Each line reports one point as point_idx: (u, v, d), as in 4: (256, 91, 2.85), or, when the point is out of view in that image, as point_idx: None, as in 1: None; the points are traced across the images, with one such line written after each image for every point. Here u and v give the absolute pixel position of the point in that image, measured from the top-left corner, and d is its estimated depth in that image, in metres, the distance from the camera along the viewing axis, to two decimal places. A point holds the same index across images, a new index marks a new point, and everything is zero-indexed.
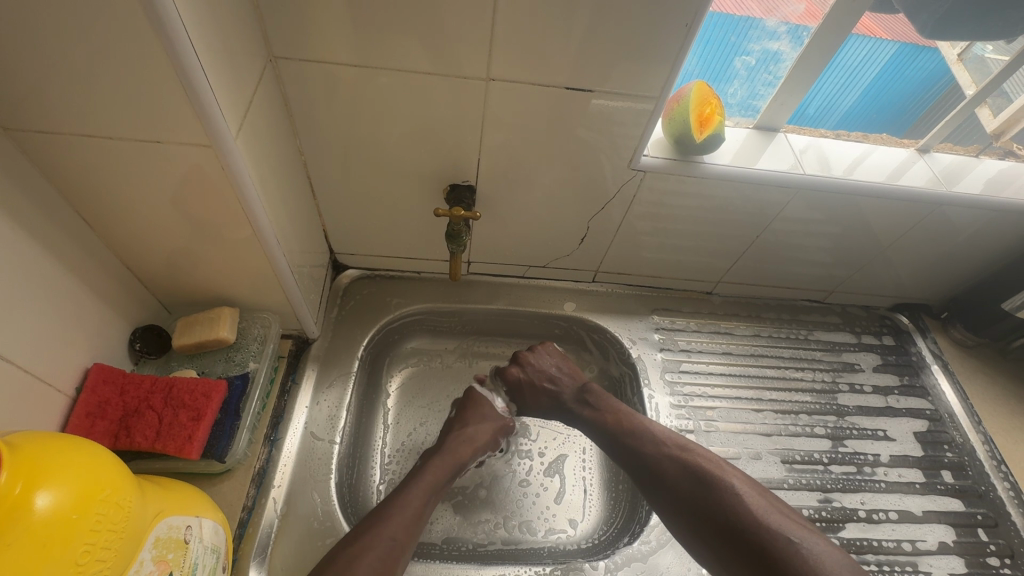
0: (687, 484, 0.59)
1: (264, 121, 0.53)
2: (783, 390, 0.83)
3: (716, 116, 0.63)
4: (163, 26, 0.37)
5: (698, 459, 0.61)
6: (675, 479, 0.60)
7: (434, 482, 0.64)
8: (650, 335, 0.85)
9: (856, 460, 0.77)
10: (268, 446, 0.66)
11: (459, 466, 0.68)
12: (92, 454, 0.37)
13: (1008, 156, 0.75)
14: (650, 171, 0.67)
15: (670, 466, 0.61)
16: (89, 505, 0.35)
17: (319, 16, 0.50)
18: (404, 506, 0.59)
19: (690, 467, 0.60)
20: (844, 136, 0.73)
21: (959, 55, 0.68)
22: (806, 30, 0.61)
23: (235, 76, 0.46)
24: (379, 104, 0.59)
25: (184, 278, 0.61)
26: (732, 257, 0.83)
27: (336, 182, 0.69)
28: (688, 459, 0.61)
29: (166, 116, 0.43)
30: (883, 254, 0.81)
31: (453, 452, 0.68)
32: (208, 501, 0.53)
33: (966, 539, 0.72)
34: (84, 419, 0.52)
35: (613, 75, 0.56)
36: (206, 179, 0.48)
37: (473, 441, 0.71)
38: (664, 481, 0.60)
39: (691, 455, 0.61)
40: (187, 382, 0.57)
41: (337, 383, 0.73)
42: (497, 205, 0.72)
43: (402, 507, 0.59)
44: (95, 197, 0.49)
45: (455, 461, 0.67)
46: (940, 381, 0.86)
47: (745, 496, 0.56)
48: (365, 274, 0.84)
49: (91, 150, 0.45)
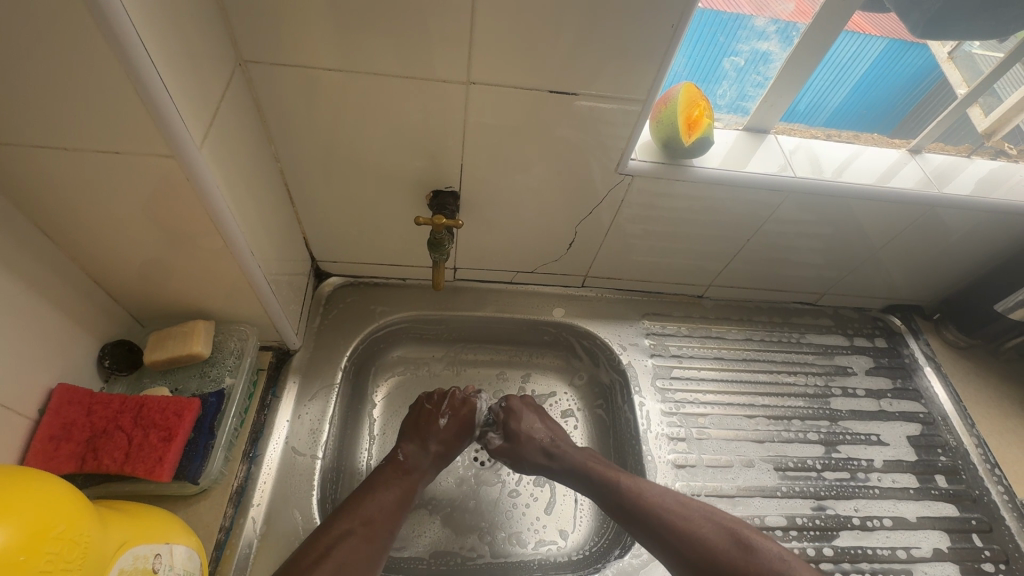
0: (726, 546, 0.57)
1: (234, 128, 0.51)
2: (776, 395, 0.82)
3: (704, 118, 0.62)
4: (113, 31, 0.35)
5: (731, 521, 0.60)
6: (714, 543, 0.58)
7: (404, 497, 0.64)
8: (641, 340, 0.84)
9: (849, 466, 0.76)
10: (247, 463, 0.63)
11: (424, 482, 0.68)
12: (47, 488, 0.35)
13: (999, 156, 0.74)
14: (638, 175, 0.65)
15: (704, 527, 0.59)
16: (40, 544, 0.33)
17: (289, 18, 0.48)
18: (376, 520, 0.60)
19: (727, 526, 0.59)
20: (835, 136, 0.72)
21: (949, 53, 0.67)
22: (795, 29, 0.59)
23: (198, 81, 0.44)
24: (356, 109, 0.57)
25: (155, 291, 0.58)
26: (723, 260, 0.81)
27: (315, 189, 0.66)
28: (720, 520, 0.60)
29: (123, 125, 0.40)
30: (876, 255, 0.80)
31: (422, 466, 0.68)
32: (183, 524, 0.51)
33: (961, 545, 0.71)
34: (48, 443, 0.50)
35: (597, 76, 0.55)
36: (171, 190, 0.46)
37: (440, 459, 0.70)
38: (698, 543, 0.58)
39: (720, 516, 0.60)
40: (158, 400, 0.56)
41: (319, 396, 0.71)
42: (482, 210, 0.70)
43: (372, 521, 0.60)
44: (54, 210, 0.47)
45: (422, 475, 0.68)
46: (932, 383, 0.85)
47: (793, 562, 0.56)
48: (348, 281, 0.82)
49: (48, 163, 0.43)
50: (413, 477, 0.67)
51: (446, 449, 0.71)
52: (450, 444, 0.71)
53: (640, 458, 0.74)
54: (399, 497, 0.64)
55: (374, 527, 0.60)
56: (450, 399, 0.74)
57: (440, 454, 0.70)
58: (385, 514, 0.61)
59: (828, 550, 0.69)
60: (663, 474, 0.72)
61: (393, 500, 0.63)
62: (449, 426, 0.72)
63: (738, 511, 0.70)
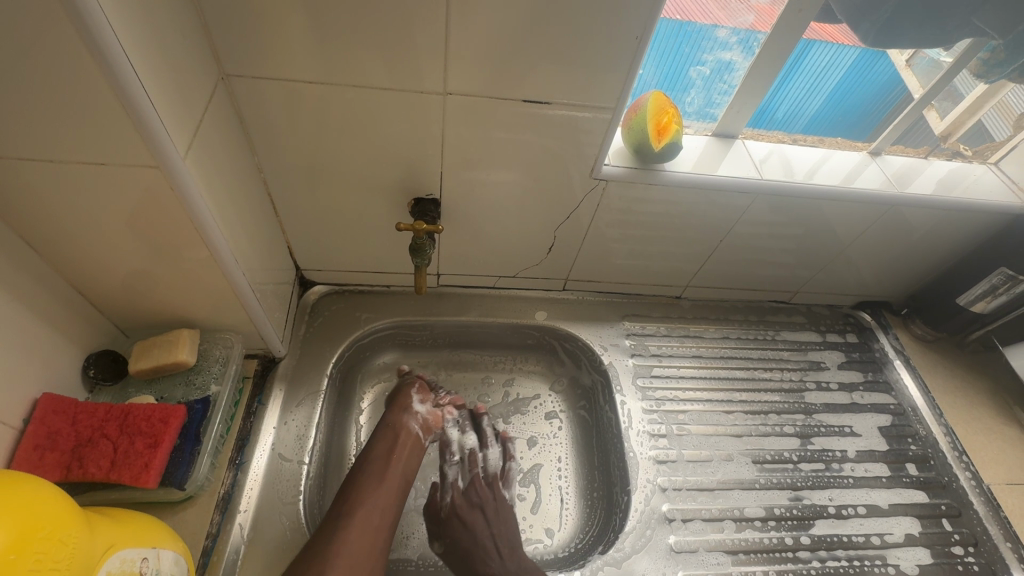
0: None
1: (217, 138, 0.53)
2: (752, 391, 0.84)
3: (673, 125, 0.64)
4: (100, 48, 0.36)
5: None
6: None
7: (399, 478, 0.66)
8: (622, 341, 0.86)
9: (824, 457, 0.79)
10: (234, 470, 0.64)
11: (386, 442, 0.68)
12: (34, 491, 0.36)
13: (955, 157, 0.78)
14: (612, 180, 0.68)
15: None
16: (29, 543, 0.34)
17: (270, 34, 0.50)
18: (368, 513, 0.60)
19: None
20: (803, 141, 0.75)
21: (908, 61, 0.70)
22: (756, 39, 0.63)
23: (181, 95, 0.46)
24: (337, 121, 0.59)
25: (139, 301, 0.59)
26: (699, 261, 0.84)
27: (299, 200, 0.68)
28: None
29: (108, 137, 0.42)
30: (844, 254, 0.83)
31: (377, 439, 0.69)
32: (170, 531, 0.52)
33: (931, 530, 0.74)
34: (33, 452, 0.51)
35: (569, 84, 0.57)
36: (155, 199, 0.47)
37: (394, 426, 0.70)
38: None
39: None
40: (144, 407, 0.57)
41: (305, 403, 0.72)
42: (464, 216, 0.72)
43: (354, 512, 0.59)
44: (39, 223, 0.48)
45: (382, 441, 0.68)
46: (902, 375, 0.89)
47: None
48: (333, 290, 0.83)
49: (33, 176, 0.44)
50: (374, 451, 0.67)
51: (395, 421, 0.71)
52: (404, 423, 0.71)
53: (622, 455, 0.76)
54: (376, 471, 0.65)
55: (369, 519, 0.60)
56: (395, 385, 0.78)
57: (389, 425, 0.70)
58: (378, 511, 0.61)
59: (805, 538, 0.71)
60: (644, 470, 0.74)
61: (384, 487, 0.64)
62: (392, 412, 0.73)
63: (718, 503, 0.72)
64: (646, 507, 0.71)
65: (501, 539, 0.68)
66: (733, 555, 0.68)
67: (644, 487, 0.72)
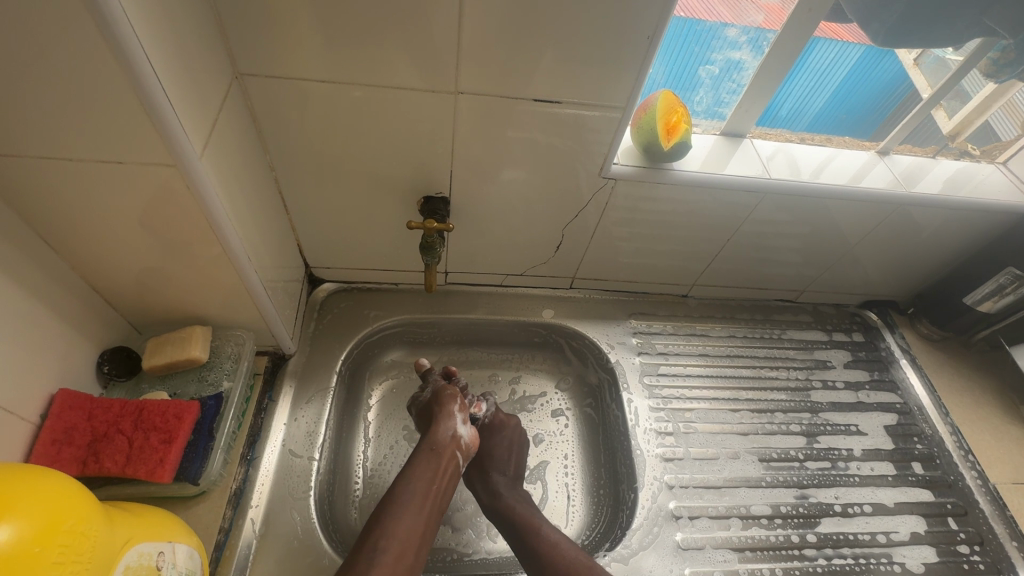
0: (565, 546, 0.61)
1: (231, 137, 0.53)
2: (759, 389, 0.85)
3: (682, 124, 0.64)
4: (121, 48, 0.37)
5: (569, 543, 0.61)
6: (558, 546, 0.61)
7: (434, 510, 0.61)
8: (628, 339, 0.86)
9: (830, 455, 0.79)
10: (245, 465, 0.65)
11: (428, 467, 0.64)
12: (56, 485, 0.36)
13: (963, 156, 0.78)
14: (620, 179, 0.68)
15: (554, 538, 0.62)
16: (53, 536, 0.34)
17: (284, 34, 0.51)
18: (403, 546, 0.55)
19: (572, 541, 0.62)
20: (810, 140, 0.75)
21: (915, 60, 0.69)
22: (767, 38, 0.63)
23: (198, 94, 0.46)
24: (349, 120, 0.59)
25: (153, 298, 0.60)
26: (706, 259, 0.84)
27: (309, 198, 0.68)
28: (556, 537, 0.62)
29: (127, 137, 0.42)
30: (851, 253, 0.83)
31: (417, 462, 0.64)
32: (184, 525, 0.53)
33: (937, 529, 0.74)
34: (50, 446, 0.52)
35: (580, 84, 0.57)
36: (171, 197, 0.48)
37: (435, 450, 0.66)
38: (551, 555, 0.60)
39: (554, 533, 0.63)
40: (158, 404, 0.57)
41: (315, 399, 0.72)
42: (473, 215, 0.73)
43: (390, 545, 0.55)
44: (57, 220, 0.48)
45: (421, 466, 0.64)
46: (908, 375, 0.89)
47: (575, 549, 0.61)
48: (341, 287, 0.84)
49: (52, 174, 0.44)
50: (414, 475, 0.62)
51: (438, 444, 0.66)
52: (448, 448, 0.67)
53: (629, 453, 0.76)
54: (416, 501, 0.60)
55: (404, 554, 0.55)
56: (433, 392, 0.74)
57: (432, 449, 0.66)
58: (412, 547, 0.56)
59: (811, 536, 0.71)
60: (651, 468, 0.74)
61: (421, 521, 0.58)
62: (432, 431, 0.68)
63: (725, 501, 0.73)
64: (653, 504, 0.71)
65: (510, 461, 0.74)
66: (740, 552, 0.69)
67: (651, 484, 0.73)
